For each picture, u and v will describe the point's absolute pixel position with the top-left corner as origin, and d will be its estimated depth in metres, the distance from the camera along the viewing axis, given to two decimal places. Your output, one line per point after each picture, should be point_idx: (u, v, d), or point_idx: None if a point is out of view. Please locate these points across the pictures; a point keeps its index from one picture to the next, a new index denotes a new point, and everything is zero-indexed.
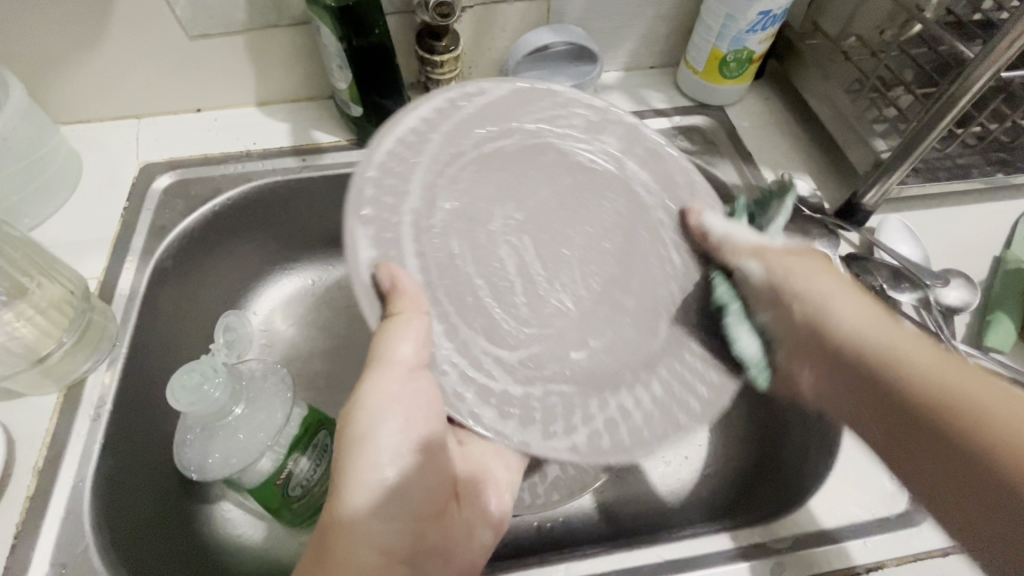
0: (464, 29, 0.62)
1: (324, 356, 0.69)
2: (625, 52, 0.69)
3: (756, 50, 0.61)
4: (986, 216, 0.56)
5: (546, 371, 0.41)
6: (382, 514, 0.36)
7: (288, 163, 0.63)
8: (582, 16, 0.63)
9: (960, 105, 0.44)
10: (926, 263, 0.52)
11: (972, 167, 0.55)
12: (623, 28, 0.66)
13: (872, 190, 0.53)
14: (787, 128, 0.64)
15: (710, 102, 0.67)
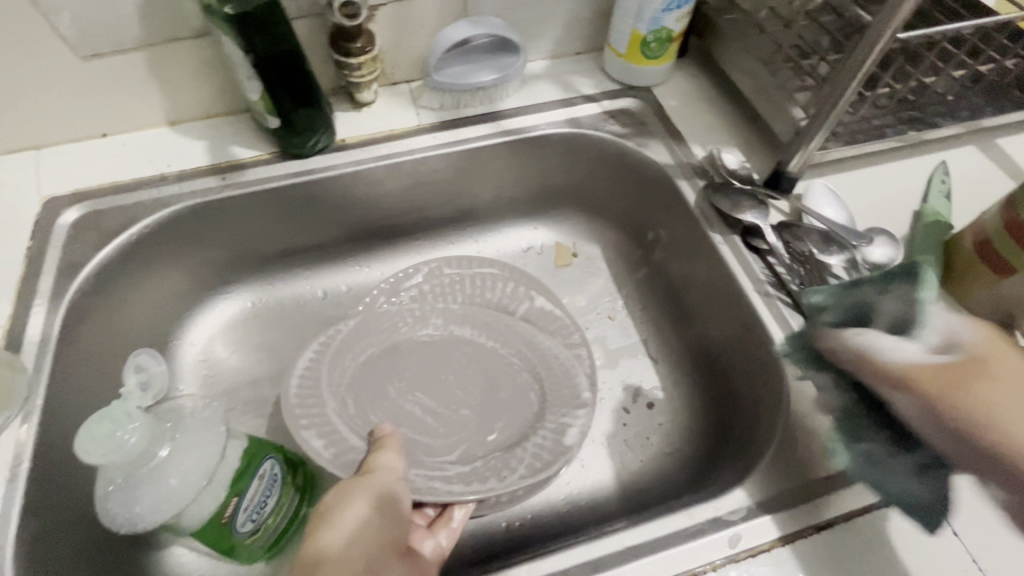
0: (380, 28, 0.60)
1: (272, 381, 0.66)
2: (550, 40, 0.68)
3: (674, 28, 0.61)
4: (904, 172, 0.59)
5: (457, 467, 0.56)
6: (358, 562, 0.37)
7: (207, 183, 0.60)
8: (500, 6, 0.62)
9: (865, 66, 0.46)
10: (852, 225, 0.54)
11: (887, 127, 0.57)
12: (544, 16, 0.65)
13: (795, 157, 0.54)
14: (714, 104, 0.65)
15: (637, 84, 0.67)
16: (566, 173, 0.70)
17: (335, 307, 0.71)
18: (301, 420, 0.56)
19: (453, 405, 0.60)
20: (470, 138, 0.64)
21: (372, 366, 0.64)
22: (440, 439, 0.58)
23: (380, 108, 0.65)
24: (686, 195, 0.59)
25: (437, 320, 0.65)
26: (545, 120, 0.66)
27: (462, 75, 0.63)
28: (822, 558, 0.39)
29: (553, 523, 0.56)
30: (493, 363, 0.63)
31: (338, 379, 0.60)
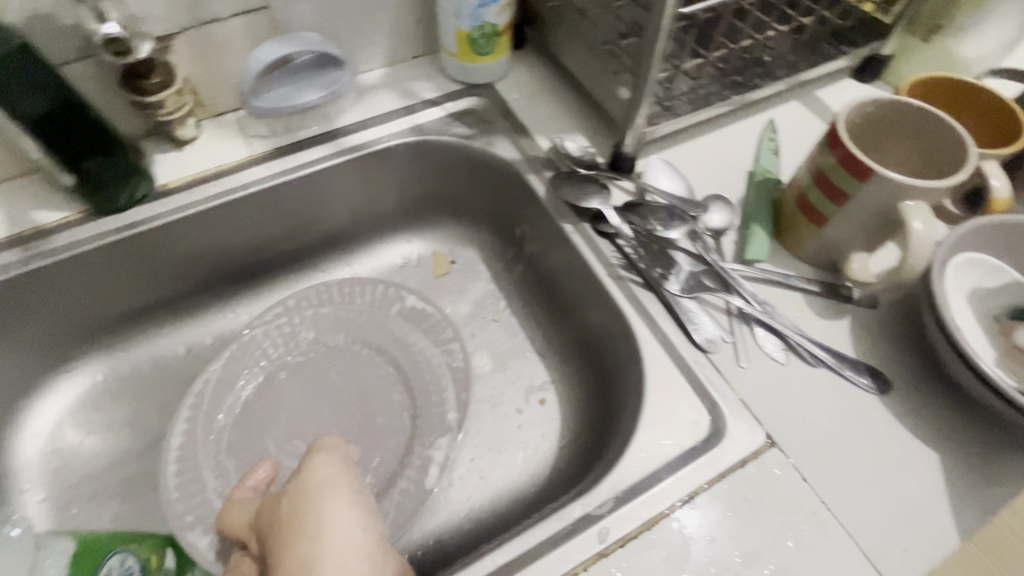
0: (180, 58, 0.55)
1: (136, 458, 0.60)
2: (381, 48, 0.65)
3: (497, 23, 0.60)
4: (736, 136, 0.61)
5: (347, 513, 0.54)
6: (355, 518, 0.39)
7: (8, 258, 0.53)
8: (315, 20, 0.59)
9: (662, 41, 0.47)
10: (689, 195, 0.55)
11: (711, 96, 0.59)
12: (368, 24, 0.62)
13: (628, 138, 0.55)
14: (556, 93, 0.65)
15: (478, 81, 0.66)
16: (424, 181, 0.68)
17: (200, 363, 0.65)
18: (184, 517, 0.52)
19: None
20: (310, 162, 0.61)
21: (246, 419, 0.59)
22: None
23: (205, 143, 0.60)
24: (536, 189, 0.59)
25: (308, 333, 0.65)
26: (388, 132, 0.63)
27: (286, 96, 0.59)
28: (687, 533, 0.39)
29: (456, 543, 0.55)
30: (372, 385, 0.62)
31: (210, 442, 0.57)
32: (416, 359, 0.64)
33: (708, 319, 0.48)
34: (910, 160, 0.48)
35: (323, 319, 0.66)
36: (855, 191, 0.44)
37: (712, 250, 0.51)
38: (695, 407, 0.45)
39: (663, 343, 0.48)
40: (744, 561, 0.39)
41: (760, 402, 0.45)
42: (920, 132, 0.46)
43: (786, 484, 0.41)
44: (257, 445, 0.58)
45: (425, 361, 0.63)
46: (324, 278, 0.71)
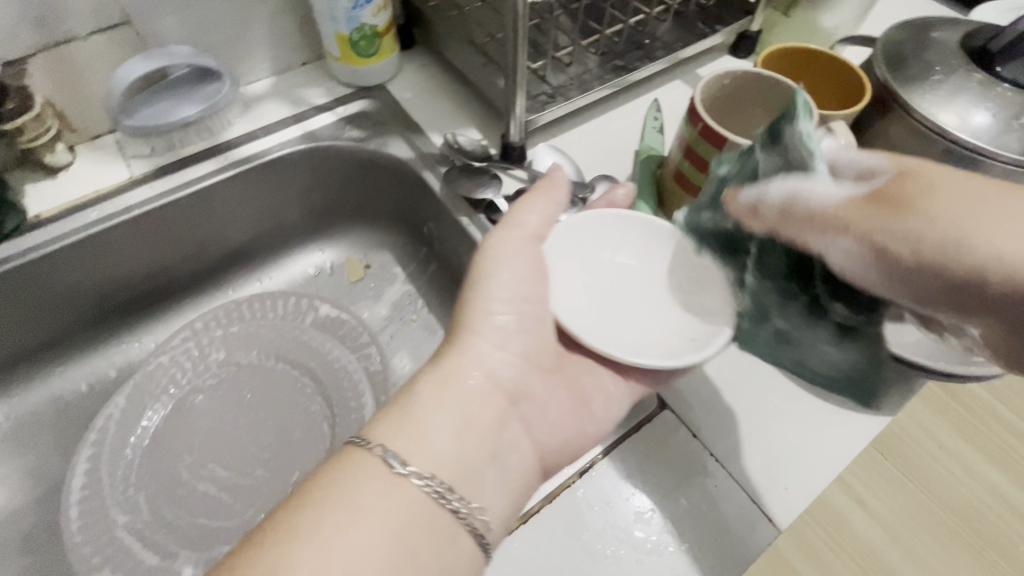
0: (39, 82, 0.52)
1: (36, 507, 0.56)
2: (263, 57, 0.64)
3: (376, 23, 0.60)
4: (622, 118, 0.63)
5: None
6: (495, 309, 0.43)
7: None
8: (185, 33, 0.57)
9: (522, 29, 0.48)
10: (578, 177, 0.57)
11: (593, 81, 0.61)
12: (246, 33, 0.61)
13: (511, 127, 0.56)
14: (448, 90, 0.66)
15: (368, 84, 0.66)
16: (325, 189, 0.67)
17: (103, 398, 0.62)
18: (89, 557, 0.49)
19: (248, 466, 0.57)
20: (197, 178, 0.59)
21: (156, 450, 0.57)
22: (241, 511, 0.55)
23: (81, 169, 0.58)
24: (432, 186, 0.59)
25: (219, 354, 0.63)
26: (279, 142, 0.62)
27: (162, 113, 0.57)
28: (588, 498, 0.43)
29: None
30: (289, 400, 0.61)
31: (117, 479, 0.54)
32: (333, 367, 0.63)
33: None
34: (769, 126, 0.51)
35: (235, 340, 0.64)
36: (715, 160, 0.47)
37: None
38: None
39: None
40: (642, 517, 0.42)
41: None
42: (767, 96, 0.50)
43: (676, 441, 0.45)
44: (170, 473, 0.56)
45: (343, 369, 0.63)
46: (233, 297, 0.69)
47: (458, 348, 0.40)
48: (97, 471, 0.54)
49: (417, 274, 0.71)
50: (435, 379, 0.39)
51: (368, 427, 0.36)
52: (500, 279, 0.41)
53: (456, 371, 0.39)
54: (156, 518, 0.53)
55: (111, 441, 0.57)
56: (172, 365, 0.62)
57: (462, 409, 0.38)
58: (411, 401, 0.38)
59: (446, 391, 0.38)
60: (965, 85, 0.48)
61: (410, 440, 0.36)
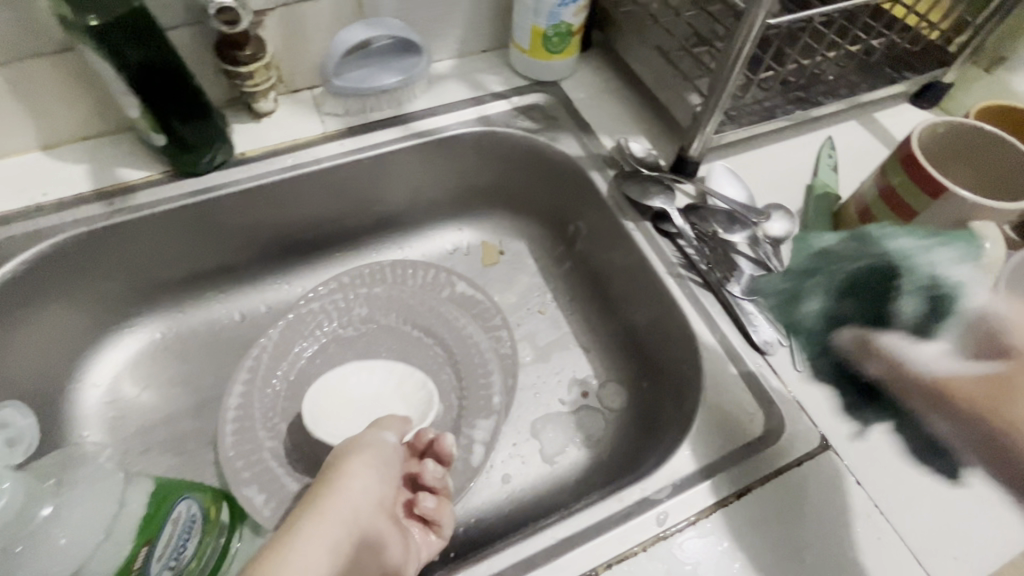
0: (271, 34, 0.57)
1: (187, 416, 0.61)
2: (453, 38, 0.67)
3: (572, 23, 0.62)
4: (793, 150, 0.63)
5: None
6: (377, 476, 0.43)
7: (93, 210, 0.55)
8: (398, 7, 0.61)
9: (745, 49, 0.49)
10: (751, 203, 0.56)
11: (775, 109, 0.61)
12: (445, 15, 0.64)
13: (694, 142, 0.56)
14: (619, 96, 0.67)
15: (544, 79, 0.68)
16: (482, 171, 0.70)
17: (253, 328, 0.67)
18: (241, 473, 0.53)
19: None
20: (379, 143, 0.63)
21: (299, 386, 0.61)
22: None
23: (282, 117, 0.62)
24: (598, 184, 0.61)
25: (362, 309, 0.67)
26: (453, 121, 0.65)
27: (364, 79, 0.61)
28: (747, 523, 0.41)
29: (492, 527, 0.56)
30: (422, 365, 0.64)
31: (267, 405, 0.58)
32: (465, 343, 0.65)
33: (767, 323, 0.49)
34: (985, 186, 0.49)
35: (377, 298, 0.68)
36: (922, 209, 0.45)
37: (771, 256, 0.53)
38: (752, 404, 0.46)
39: (719, 344, 0.49)
40: (800, 555, 0.40)
41: (817, 405, 0.46)
42: (986, 159, 0.48)
43: (843, 488, 0.42)
44: (311, 411, 0.60)
45: (474, 346, 0.64)
46: (378, 259, 0.73)
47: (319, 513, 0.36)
48: (250, 394, 0.59)
49: (551, 267, 0.73)
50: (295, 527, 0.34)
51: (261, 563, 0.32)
52: (360, 475, 0.41)
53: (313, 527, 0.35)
54: (297, 447, 0.57)
55: (263, 366, 0.60)
56: (321, 311, 0.66)
57: (334, 534, 0.35)
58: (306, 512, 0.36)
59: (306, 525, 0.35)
60: None
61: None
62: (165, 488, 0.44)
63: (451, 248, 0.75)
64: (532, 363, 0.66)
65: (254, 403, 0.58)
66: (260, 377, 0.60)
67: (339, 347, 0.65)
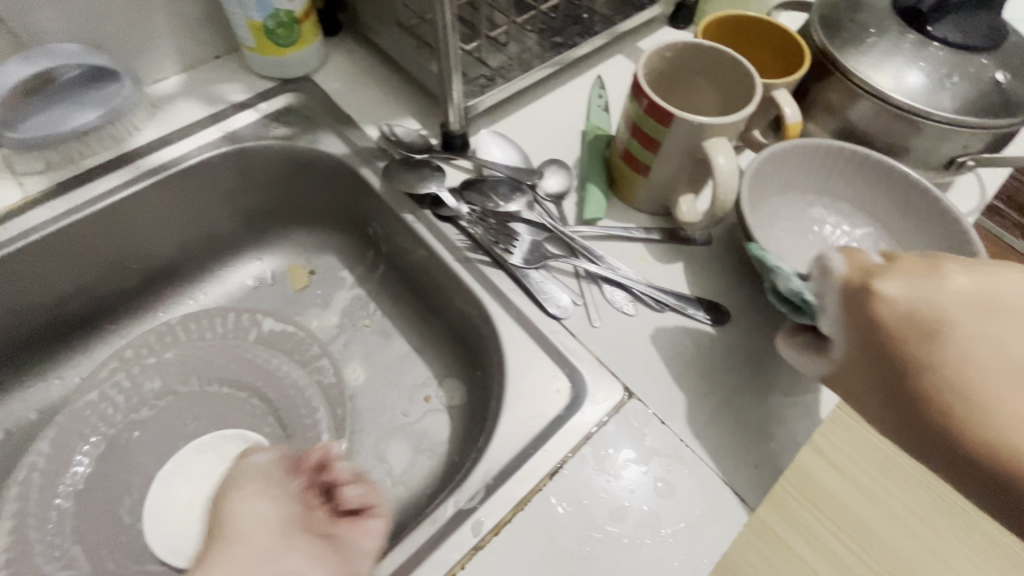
0: None
1: None
2: (168, 51, 0.58)
3: (292, 9, 0.54)
4: (565, 98, 0.61)
5: None
6: (253, 511, 0.42)
7: None
8: (70, 29, 0.51)
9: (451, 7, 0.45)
10: (525, 164, 0.54)
11: (533, 60, 0.58)
12: (143, 26, 0.55)
13: (451, 114, 0.52)
14: (379, 78, 0.61)
15: (292, 76, 0.61)
16: (255, 193, 0.62)
17: (23, 442, 0.56)
18: None
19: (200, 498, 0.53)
20: (102, 193, 0.53)
21: (90, 496, 0.52)
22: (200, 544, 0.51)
23: None
24: (371, 181, 0.56)
25: (154, 383, 0.58)
26: (193, 146, 0.57)
27: (52, 123, 0.51)
28: (564, 505, 0.40)
29: None
30: (242, 423, 0.58)
31: (47, 532, 0.49)
32: (283, 386, 0.59)
33: (558, 288, 0.48)
34: (717, 99, 0.50)
35: (169, 364, 0.59)
36: (663, 138, 0.45)
37: (551, 215, 0.51)
38: (555, 374, 0.45)
39: (516, 321, 0.47)
40: (614, 515, 0.39)
41: (618, 357, 0.46)
42: (716, 75, 0.49)
43: (647, 431, 0.43)
44: (110, 519, 0.51)
45: (293, 386, 0.58)
46: (166, 318, 0.63)
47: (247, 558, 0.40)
48: (21, 526, 0.49)
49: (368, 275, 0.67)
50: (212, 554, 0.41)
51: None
52: (240, 510, 0.42)
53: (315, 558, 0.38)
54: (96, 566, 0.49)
55: (32, 488, 0.51)
56: (100, 400, 0.56)
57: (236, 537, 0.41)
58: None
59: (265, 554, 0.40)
60: (898, 45, 0.49)
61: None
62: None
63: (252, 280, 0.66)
64: (368, 383, 0.61)
65: (28, 535, 0.49)
66: (31, 501, 0.50)
67: (134, 434, 0.56)
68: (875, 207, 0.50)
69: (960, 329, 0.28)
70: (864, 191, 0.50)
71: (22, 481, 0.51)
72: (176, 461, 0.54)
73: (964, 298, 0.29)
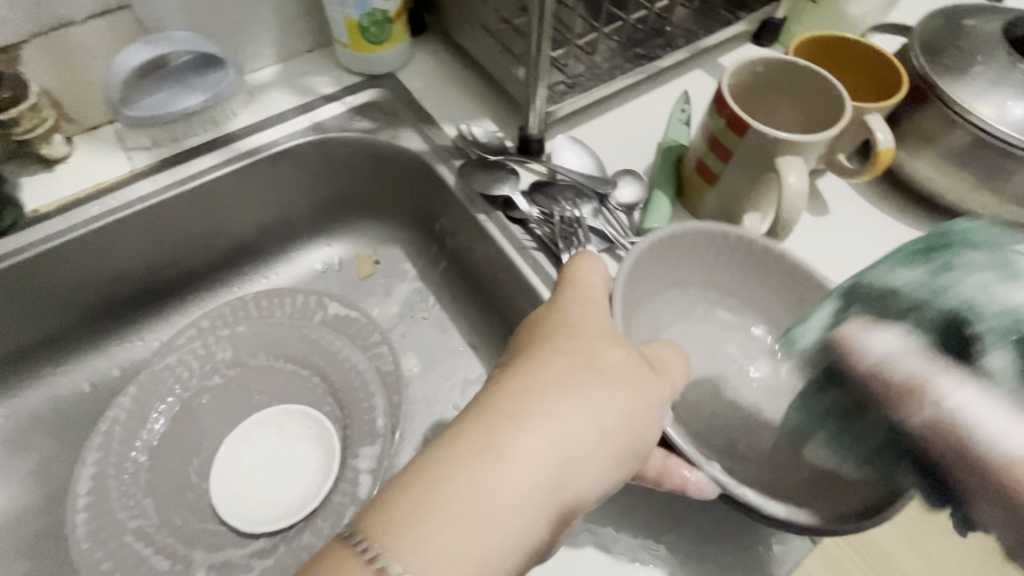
0: (34, 69, 0.50)
1: (44, 508, 0.55)
2: (267, 43, 0.61)
3: (387, 9, 0.57)
4: (641, 108, 0.61)
5: (287, 534, 0.52)
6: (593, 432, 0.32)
7: None
8: (186, 18, 0.54)
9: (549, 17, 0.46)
10: (599, 171, 0.55)
11: (614, 70, 0.59)
12: (249, 17, 0.58)
13: (531, 118, 0.53)
14: (460, 79, 0.63)
15: (378, 72, 0.63)
16: (334, 181, 0.65)
17: (108, 396, 0.61)
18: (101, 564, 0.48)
19: None
20: (199, 171, 0.57)
21: (164, 452, 0.55)
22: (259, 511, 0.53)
23: (80, 161, 0.55)
24: (446, 178, 0.57)
25: (226, 353, 0.61)
26: (284, 134, 0.60)
27: (162, 103, 0.54)
28: None
29: None
30: (303, 399, 0.60)
31: (125, 482, 0.53)
32: (343, 369, 0.61)
33: None
34: (799, 114, 0.49)
35: (241, 337, 0.62)
36: (740, 154, 0.45)
37: (620, 227, 0.52)
38: None
39: None
40: None
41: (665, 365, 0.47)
42: (803, 94, 0.48)
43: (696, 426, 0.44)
44: (179, 476, 0.54)
45: (353, 369, 0.61)
46: (240, 293, 0.67)
47: (524, 411, 0.31)
48: (103, 472, 0.53)
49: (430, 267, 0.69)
50: (492, 392, 0.33)
51: (370, 515, 0.28)
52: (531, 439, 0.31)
53: (646, 401, 0.34)
54: (166, 518, 0.52)
55: (115, 439, 0.54)
56: (178, 365, 0.59)
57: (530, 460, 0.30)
58: (425, 468, 0.29)
59: (562, 429, 0.31)
60: (1005, 75, 0.46)
61: (417, 542, 0.27)
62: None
63: (320, 264, 0.69)
64: (422, 373, 0.63)
65: (108, 482, 0.52)
66: (112, 451, 0.54)
67: (204, 399, 0.59)
68: (760, 299, 0.48)
69: None
70: (740, 278, 0.47)
71: (105, 431, 0.55)
72: (243, 428, 0.56)
73: None
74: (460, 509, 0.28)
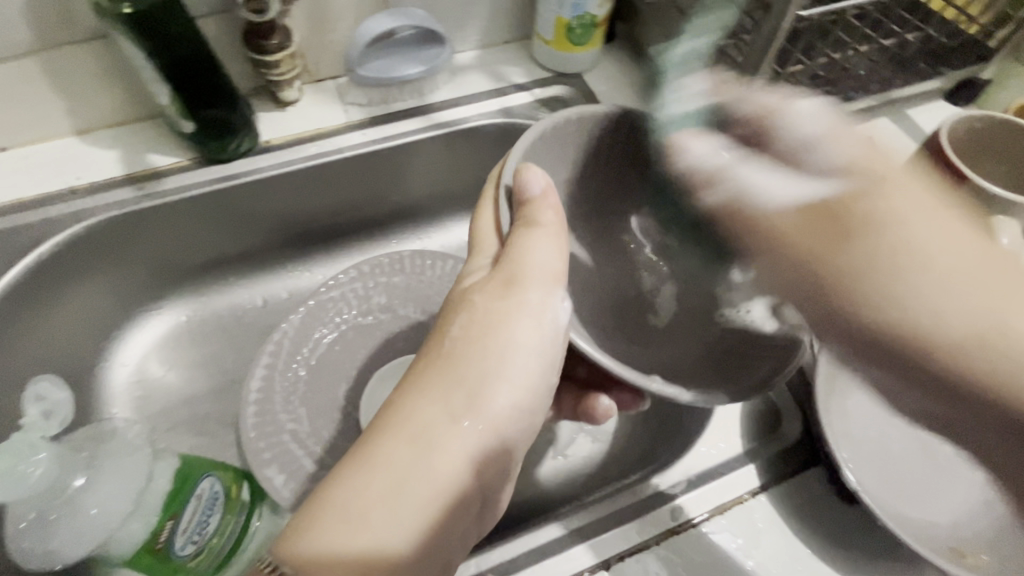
0: (296, 23, 0.58)
1: (212, 395, 0.63)
2: (476, 29, 0.67)
3: (597, 14, 0.61)
4: None
5: None
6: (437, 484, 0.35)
7: (123, 195, 0.57)
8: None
9: None
10: None
11: (804, 103, 0.59)
12: (470, 4, 0.64)
13: None
14: (642, 89, 0.66)
15: (567, 71, 0.67)
16: None
17: (276, 313, 0.69)
18: (263, 454, 0.54)
19: None
20: (399, 133, 0.63)
21: (319, 371, 0.62)
22: None
23: (306, 106, 0.63)
24: None
25: (381, 298, 0.67)
26: (475, 112, 0.65)
27: (386, 68, 0.61)
28: (766, 522, 0.41)
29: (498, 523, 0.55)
30: None
31: (286, 388, 0.59)
32: None
33: None
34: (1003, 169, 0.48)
35: (396, 286, 0.68)
36: None
37: None
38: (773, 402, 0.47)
39: None
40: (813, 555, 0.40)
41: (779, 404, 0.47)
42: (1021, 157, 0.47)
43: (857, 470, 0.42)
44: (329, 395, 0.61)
45: None
46: (396, 248, 0.73)
47: (485, 367, 0.38)
48: (271, 376, 0.60)
49: None
50: (384, 428, 0.35)
51: (289, 535, 0.33)
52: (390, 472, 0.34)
53: (522, 333, 0.39)
54: (314, 429, 0.58)
55: (284, 351, 0.62)
56: (341, 298, 0.66)
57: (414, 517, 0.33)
58: (368, 459, 0.34)
59: (404, 479, 0.34)
60: None
61: (388, 517, 0.33)
62: (190, 466, 0.49)
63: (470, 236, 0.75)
64: None
65: (274, 385, 0.59)
66: (280, 360, 0.61)
67: (357, 333, 0.65)
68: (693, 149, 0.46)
69: (918, 274, 0.32)
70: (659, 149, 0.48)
71: (277, 342, 0.62)
72: (392, 366, 0.63)
73: (966, 249, 0.33)
74: (436, 486, 0.34)
